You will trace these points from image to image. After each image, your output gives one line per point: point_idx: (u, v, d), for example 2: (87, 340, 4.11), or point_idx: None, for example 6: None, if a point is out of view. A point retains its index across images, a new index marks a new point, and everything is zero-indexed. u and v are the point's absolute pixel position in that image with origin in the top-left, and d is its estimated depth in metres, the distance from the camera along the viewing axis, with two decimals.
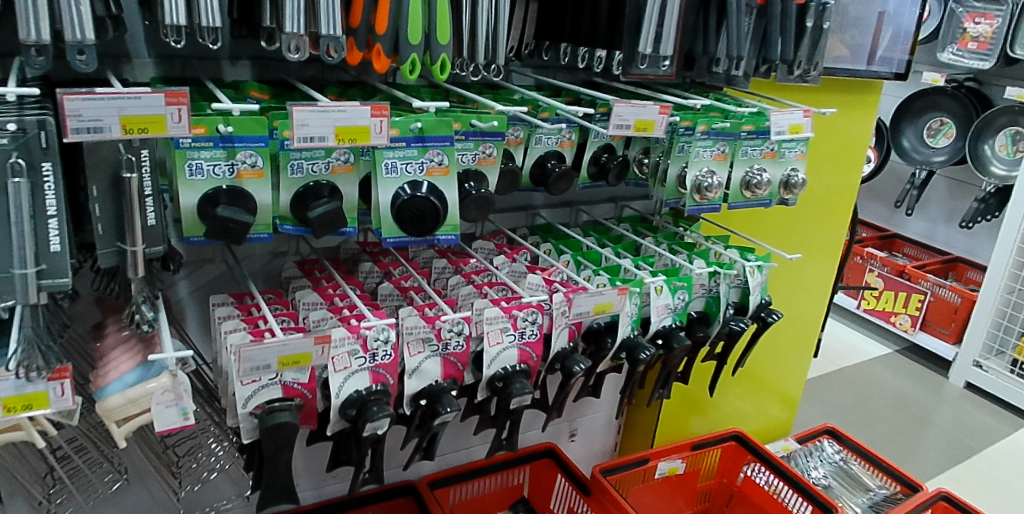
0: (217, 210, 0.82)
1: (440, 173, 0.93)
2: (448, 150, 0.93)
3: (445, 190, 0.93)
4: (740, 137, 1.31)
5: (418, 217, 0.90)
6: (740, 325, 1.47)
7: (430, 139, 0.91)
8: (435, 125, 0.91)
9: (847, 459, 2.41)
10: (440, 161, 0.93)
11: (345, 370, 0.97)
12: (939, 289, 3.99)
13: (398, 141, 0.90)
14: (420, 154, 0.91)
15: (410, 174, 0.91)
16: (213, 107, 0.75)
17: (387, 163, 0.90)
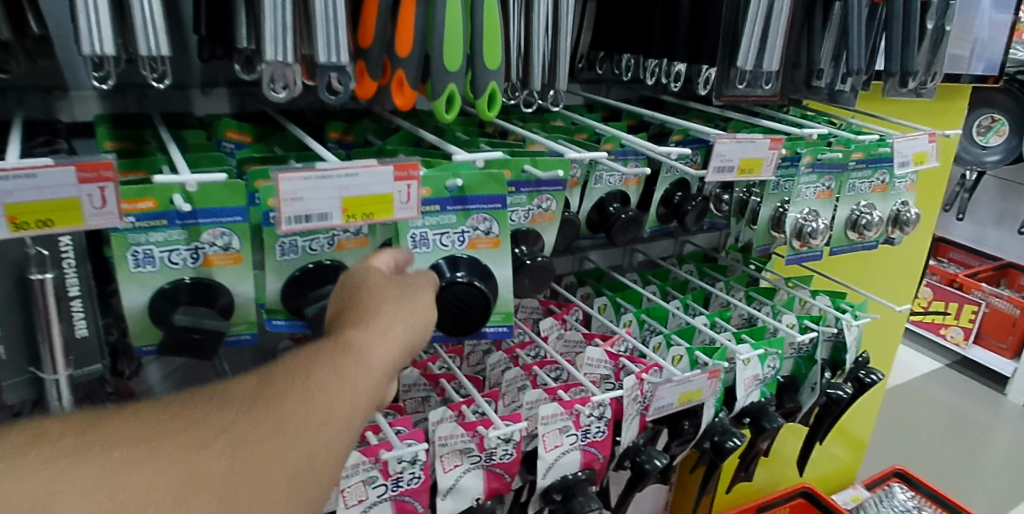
0: (174, 315, 0.57)
1: (489, 245, 0.68)
2: (497, 215, 0.68)
3: (495, 268, 0.68)
4: (848, 168, 1.04)
5: (460, 307, 0.65)
6: (839, 392, 1.20)
7: (473, 201, 0.66)
8: (480, 182, 0.66)
9: (922, 506, 1.82)
10: (490, 230, 0.68)
11: (359, 502, 0.73)
12: (993, 297, 3.13)
13: (430, 204, 0.65)
14: (460, 221, 0.67)
15: (446, 247, 0.67)
16: (156, 181, 0.51)
17: (413, 234, 0.65)
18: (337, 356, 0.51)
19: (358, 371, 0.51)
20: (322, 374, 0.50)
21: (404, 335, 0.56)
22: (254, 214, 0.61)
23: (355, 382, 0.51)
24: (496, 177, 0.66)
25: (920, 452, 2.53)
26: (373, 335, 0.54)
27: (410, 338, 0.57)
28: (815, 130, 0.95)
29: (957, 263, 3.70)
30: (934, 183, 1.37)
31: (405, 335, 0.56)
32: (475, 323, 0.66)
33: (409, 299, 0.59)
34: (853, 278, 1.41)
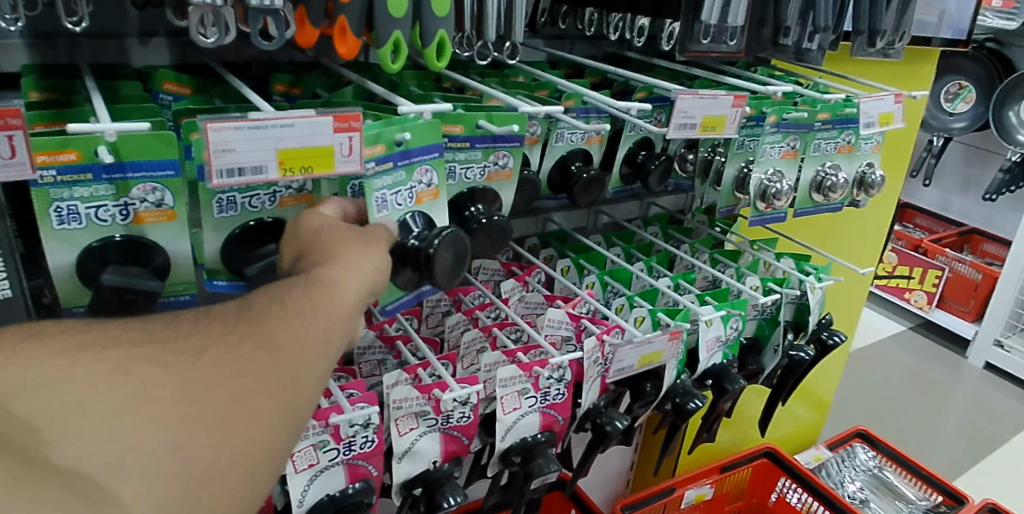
0: (103, 275, 0.54)
1: (433, 195, 0.67)
2: (438, 163, 0.67)
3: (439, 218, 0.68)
4: (814, 128, 1.03)
5: (445, 254, 0.64)
6: (801, 354, 1.20)
7: (420, 152, 0.65)
8: (423, 132, 0.64)
9: (883, 466, 1.87)
10: (430, 181, 0.67)
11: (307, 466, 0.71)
12: (957, 263, 3.20)
13: (381, 161, 0.62)
14: (409, 175, 0.65)
15: (400, 207, 0.64)
16: (71, 128, 0.48)
17: (377, 196, 0.62)
18: (310, 291, 0.52)
19: (336, 299, 0.53)
20: (297, 309, 0.51)
21: (375, 270, 0.58)
22: (188, 167, 0.58)
23: (330, 311, 0.52)
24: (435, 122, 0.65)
25: (881, 412, 2.59)
26: (342, 268, 0.55)
27: (380, 274, 0.58)
28: (779, 88, 0.94)
29: (922, 228, 3.76)
30: (898, 144, 1.37)
31: (373, 271, 0.57)
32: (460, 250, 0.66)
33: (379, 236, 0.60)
34: (820, 240, 1.42)
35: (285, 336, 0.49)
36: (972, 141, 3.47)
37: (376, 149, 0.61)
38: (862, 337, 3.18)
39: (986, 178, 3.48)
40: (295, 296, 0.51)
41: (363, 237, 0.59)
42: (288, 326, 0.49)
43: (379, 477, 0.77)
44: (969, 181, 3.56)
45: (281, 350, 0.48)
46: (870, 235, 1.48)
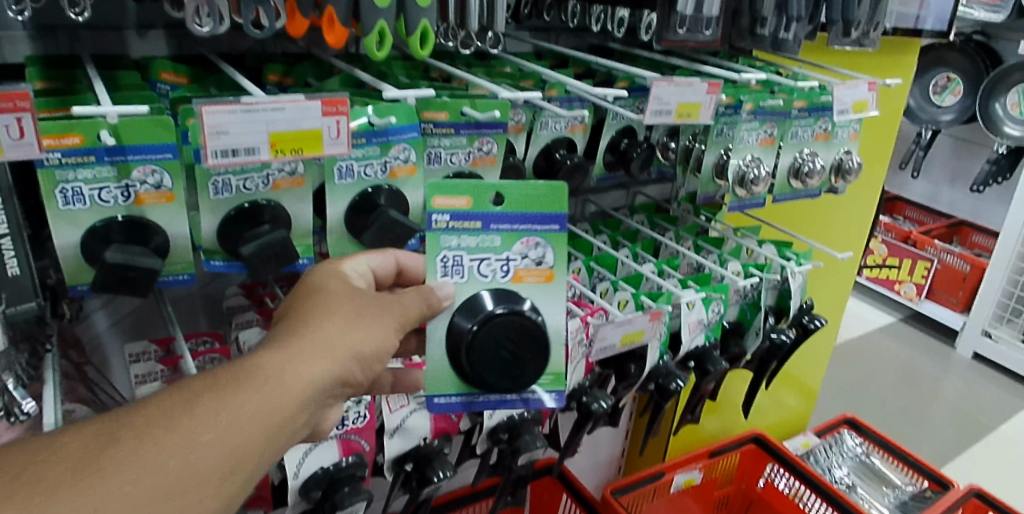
0: (107, 253, 0.57)
1: (542, 279, 0.64)
2: (556, 239, 0.63)
3: (544, 303, 0.64)
4: (791, 116, 1.07)
5: (516, 348, 0.62)
6: (782, 337, 1.24)
7: (524, 222, 0.63)
8: (528, 200, 0.62)
9: (870, 452, 1.88)
10: (546, 263, 0.64)
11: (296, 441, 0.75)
12: (946, 254, 3.24)
13: (464, 219, 0.62)
14: (510, 244, 0.63)
15: (489, 277, 0.63)
16: (76, 111, 0.52)
17: (450, 257, 0.62)
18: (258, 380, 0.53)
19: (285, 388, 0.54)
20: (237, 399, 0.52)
21: (357, 353, 0.57)
22: (186, 152, 0.61)
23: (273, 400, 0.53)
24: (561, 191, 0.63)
25: (869, 403, 2.62)
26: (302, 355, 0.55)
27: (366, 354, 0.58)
28: (754, 76, 0.98)
29: (912, 220, 3.79)
30: (879, 134, 1.41)
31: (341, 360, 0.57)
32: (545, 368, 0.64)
33: (378, 309, 0.59)
34: (802, 228, 1.45)
35: (226, 414, 0.51)
36: (960, 133, 3.51)
37: (461, 201, 0.61)
38: (852, 328, 3.22)
39: (974, 169, 3.52)
40: (256, 376, 0.54)
41: (355, 311, 0.59)
42: (233, 404, 0.52)
43: (370, 452, 0.81)
44: (957, 173, 3.60)
45: (214, 427, 0.50)
46: (853, 225, 1.51)
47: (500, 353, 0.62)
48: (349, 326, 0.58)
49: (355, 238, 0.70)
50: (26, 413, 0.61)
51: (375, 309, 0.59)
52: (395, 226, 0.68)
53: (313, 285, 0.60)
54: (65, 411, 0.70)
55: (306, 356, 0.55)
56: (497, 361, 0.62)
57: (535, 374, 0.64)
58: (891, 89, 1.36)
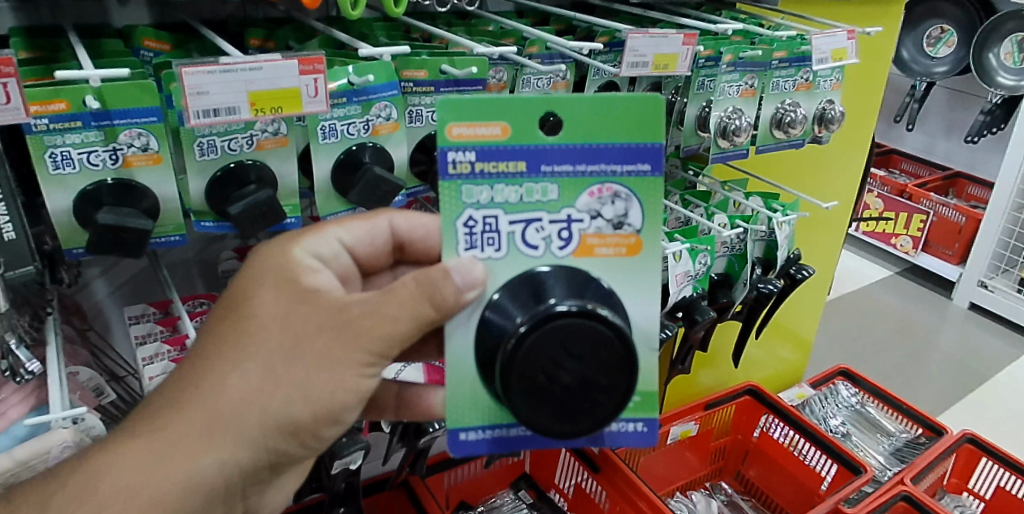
0: (98, 215, 0.59)
1: (624, 250, 0.54)
2: (638, 184, 0.53)
3: (621, 278, 0.54)
4: (771, 67, 1.08)
5: (575, 366, 0.49)
6: (770, 287, 1.26)
7: (593, 164, 0.53)
8: (596, 125, 0.52)
9: (865, 402, 1.85)
10: (627, 224, 0.54)
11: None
12: (942, 207, 3.24)
13: (502, 156, 0.52)
14: (575, 196, 0.53)
15: (546, 245, 0.53)
16: (58, 75, 0.53)
17: (489, 220, 0.53)
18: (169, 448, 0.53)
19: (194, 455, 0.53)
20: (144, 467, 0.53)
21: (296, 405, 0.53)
22: (170, 115, 0.63)
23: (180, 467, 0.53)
24: (657, 107, 0.52)
25: (865, 354, 2.65)
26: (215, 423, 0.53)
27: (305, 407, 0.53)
28: (731, 27, 0.99)
29: (908, 173, 3.78)
30: (862, 82, 1.42)
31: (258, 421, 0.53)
32: (619, 396, 0.51)
33: (328, 344, 0.52)
34: (789, 179, 1.46)
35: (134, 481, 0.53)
36: (955, 84, 3.49)
37: (497, 131, 0.52)
38: (849, 281, 3.24)
39: (969, 120, 3.50)
40: (185, 420, 0.53)
41: (301, 345, 0.53)
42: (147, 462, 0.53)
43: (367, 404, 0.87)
44: (952, 125, 3.58)
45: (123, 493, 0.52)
46: (840, 175, 1.53)
47: (549, 379, 0.49)
48: (287, 364, 0.53)
49: (341, 196, 0.72)
50: (31, 373, 0.64)
51: (328, 338, 0.53)
52: (380, 184, 0.69)
53: (268, 287, 0.54)
54: (70, 373, 0.73)
55: (237, 399, 0.53)
56: (550, 391, 0.50)
57: (606, 409, 0.50)
58: (873, 37, 1.36)
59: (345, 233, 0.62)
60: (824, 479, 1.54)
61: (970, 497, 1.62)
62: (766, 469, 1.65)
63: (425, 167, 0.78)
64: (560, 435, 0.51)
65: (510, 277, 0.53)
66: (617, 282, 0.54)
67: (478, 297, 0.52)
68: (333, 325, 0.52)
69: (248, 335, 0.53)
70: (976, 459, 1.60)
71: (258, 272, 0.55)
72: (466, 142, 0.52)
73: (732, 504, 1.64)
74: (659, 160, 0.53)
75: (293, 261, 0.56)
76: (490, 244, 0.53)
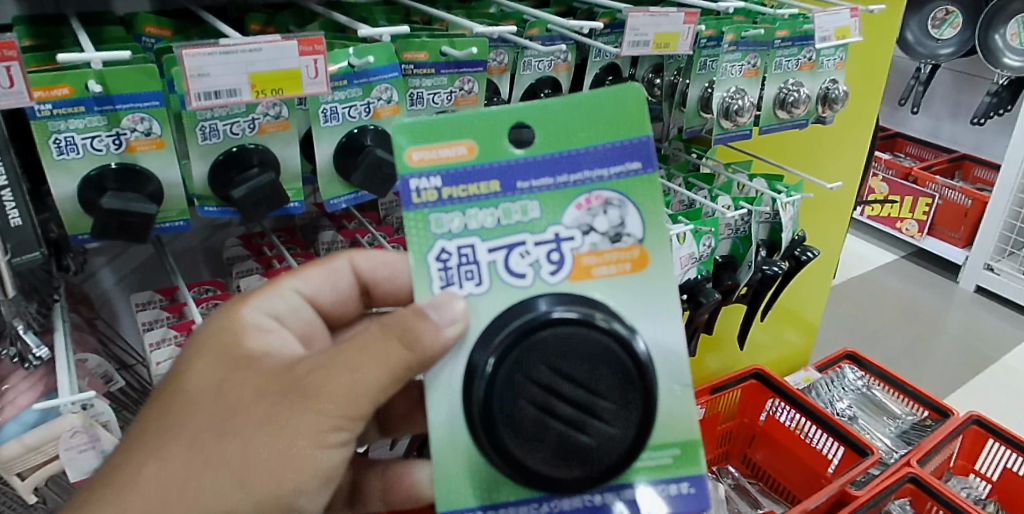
0: (103, 199, 0.59)
1: (627, 265, 0.53)
2: (627, 185, 0.53)
3: (624, 296, 0.53)
4: (773, 46, 1.07)
5: (572, 387, 0.52)
6: (775, 269, 1.24)
7: (574, 173, 0.52)
8: (566, 131, 0.52)
9: (871, 385, 1.84)
10: (624, 235, 0.53)
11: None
12: (947, 190, 3.22)
13: (471, 178, 0.52)
14: (560, 212, 0.53)
15: (534, 266, 0.53)
16: (60, 58, 0.53)
17: (466, 250, 0.52)
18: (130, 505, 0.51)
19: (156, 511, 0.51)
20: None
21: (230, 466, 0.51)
22: (172, 100, 0.63)
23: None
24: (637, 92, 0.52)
25: (870, 338, 2.64)
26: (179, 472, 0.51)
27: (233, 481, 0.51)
28: (732, 6, 0.99)
29: (913, 157, 3.76)
30: (864, 62, 1.41)
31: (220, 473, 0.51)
32: (630, 421, 0.53)
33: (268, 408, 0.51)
34: (792, 160, 1.46)
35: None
36: (960, 66, 3.47)
37: (463, 151, 0.52)
38: (854, 265, 3.23)
39: (974, 102, 3.47)
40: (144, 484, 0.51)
41: (239, 414, 0.51)
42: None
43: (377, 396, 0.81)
44: (958, 108, 3.55)
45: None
46: (843, 156, 1.52)
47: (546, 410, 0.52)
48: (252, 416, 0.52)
49: (344, 179, 0.72)
50: (40, 359, 0.65)
51: (272, 402, 0.51)
52: (382, 166, 0.70)
53: (206, 359, 0.55)
54: (78, 360, 0.73)
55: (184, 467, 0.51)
56: (549, 421, 0.52)
57: (615, 438, 0.53)
58: (876, 15, 1.35)
59: (304, 284, 0.67)
60: (831, 461, 1.53)
61: (977, 479, 1.62)
62: (773, 453, 1.64)
63: None
64: (565, 479, 0.53)
65: (500, 309, 0.53)
66: (625, 301, 0.53)
67: (460, 333, 0.51)
68: (275, 388, 0.52)
69: (178, 411, 0.53)
70: (983, 442, 1.60)
71: (201, 342, 0.57)
72: (430, 167, 0.52)
73: (738, 487, 1.64)
74: (647, 156, 0.52)
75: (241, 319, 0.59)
76: (470, 278, 0.53)
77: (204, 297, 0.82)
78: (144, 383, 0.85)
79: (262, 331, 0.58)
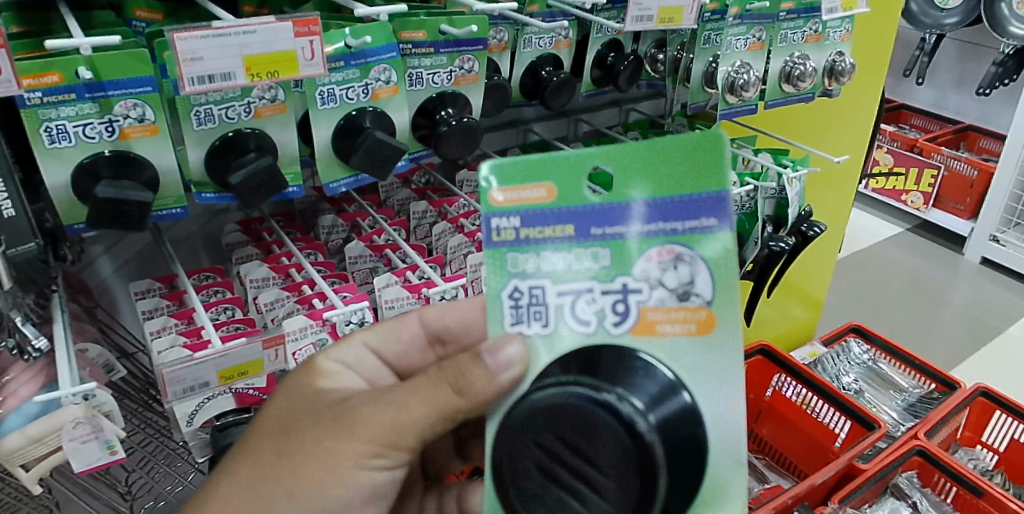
0: (97, 189, 0.58)
1: (692, 325, 0.47)
2: (705, 242, 0.46)
3: (686, 360, 0.48)
4: (779, 18, 1.05)
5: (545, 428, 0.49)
6: (781, 245, 1.23)
7: (650, 225, 0.47)
8: (656, 181, 0.46)
9: (877, 358, 1.82)
10: (693, 294, 0.47)
11: (192, 383, 0.67)
12: (953, 160, 3.18)
13: (549, 219, 0.47)
14: (630, 263, 0.47)
15: (599, 315, 0.48)
16: (47, 45, 0.52)
17: (526, 293, 0.48)
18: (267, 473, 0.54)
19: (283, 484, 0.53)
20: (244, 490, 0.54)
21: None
22: (166, 86, 0.62)
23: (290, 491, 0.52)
24: (713, 145, 0.45)
25: (876, 311, 2.63)
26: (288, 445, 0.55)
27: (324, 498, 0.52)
28: None
29: (918, 129, 3.71)
30: (871, 33, 1.39)
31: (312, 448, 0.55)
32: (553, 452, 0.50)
33: (321, 434, 0.52)
34: (798, 134, 1.44)
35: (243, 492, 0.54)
36: (965, 36, 3.42)
37: (543, 193, 0.47)
38: (858, 239, 3.21)
39: (980, 72, 3.42)
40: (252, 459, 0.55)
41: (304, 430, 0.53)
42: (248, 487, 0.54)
43: None
44: (963, 78, 3.51)
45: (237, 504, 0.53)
46: (849, 130, 1.50)
47: (547, 475, 0.49)
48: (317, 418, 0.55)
49: (343, 162, 0.71)
50: (39, 350, 0.63)
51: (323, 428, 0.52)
52: (382, 148, 0.68)
53: (283, 397, 0.57)
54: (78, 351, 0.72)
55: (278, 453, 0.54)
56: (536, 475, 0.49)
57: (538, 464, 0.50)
58: None
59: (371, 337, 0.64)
60: (838, 435, 1.51)
61: (984, 450, 1.62)
62: (780, 427, 1.64)
63: (427, 131, 0.76)
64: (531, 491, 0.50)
65: (560, 352, 0.48)
66: (679, 363, 0.48)
67: (517, 378, 0.48)
68: (329, 416, 0.53)
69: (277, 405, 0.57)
70: (990, 414, 1.59)
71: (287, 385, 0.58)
72: (511, 206, 0.47)
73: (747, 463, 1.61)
74: (727, 216, 0.46)
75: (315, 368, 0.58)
76: (538, 318, 0.48)
77: (204, 284, 0.81)
78: (147, 371, 0.84)
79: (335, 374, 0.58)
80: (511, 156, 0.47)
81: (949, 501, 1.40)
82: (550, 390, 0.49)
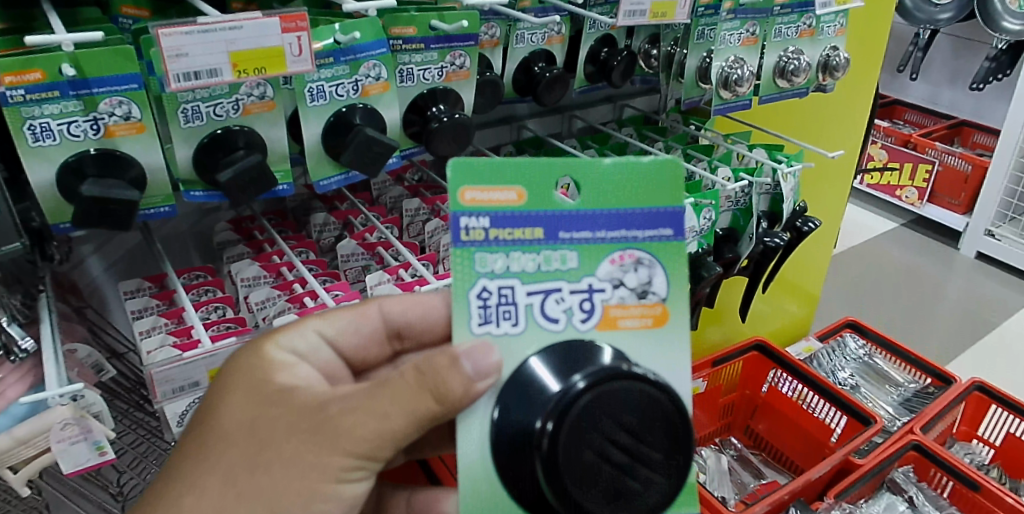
0: (82, 187, 0.57)
1: (649, 320, 0.51)
2: (662, 249, 0.51)
3: (648, 353, 0.51)
4: (772, 13, 1.04)
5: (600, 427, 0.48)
6: (776, 240, 1.20)
7: (612, 229, 0.51)
8: (615, 193, 0.51)
9: (873, 353, 1.83)
10: (651, 292, 0.51)
11: (182, 383, 0.66)
12: (947, 155, 3.19)
13: (518, 222, 0.50)
14: (595, 264, 0.51)
15: (565, 316, 0.51)
16: (28, 41, 0.51)
17: (495, 296, 0.50)
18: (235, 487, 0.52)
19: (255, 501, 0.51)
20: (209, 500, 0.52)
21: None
22: (152, 83, 0.61)
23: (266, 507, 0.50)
24: (670, 168, 0.52)
25: (871, 306, 2.63)
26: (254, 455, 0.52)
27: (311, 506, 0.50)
28: None
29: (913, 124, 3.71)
30: (865, 29, 1.38)
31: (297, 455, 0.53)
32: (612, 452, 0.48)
33: (299, 447, 0.50)
34: (792, 130, 1.44)
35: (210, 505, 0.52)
36: (959, 31, 3.42)
37: (511, 196, 0.50)
38: (854, 234, 3.21)
39: (974, 67, 3.43)
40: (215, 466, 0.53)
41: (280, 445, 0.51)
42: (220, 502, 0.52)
43: None
44: (957, 74, 3.51)
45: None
46: (843, 125, 1.50)
47: (601, 456, 0.47)
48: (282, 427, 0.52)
49: (333, 160, 0.70)
50: (26, 351, 0.63)
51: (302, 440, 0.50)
52: (372, 145, 0.67)
53: (239, 393, 0.54)
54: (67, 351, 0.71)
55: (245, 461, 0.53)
56: (598, 470, 0.47)
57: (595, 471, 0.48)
58: None
59: (328, 326, 0.62)
60: (834, 430, 1.52)
61: (979, 444, 1.62)
62: (775, 422, 1.64)
63: (419, 128, 0.75)
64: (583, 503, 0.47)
65: (532, 351, 0.50)
66: (642, 355, 0.51)
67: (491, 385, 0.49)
68: (307, 427, 0.50)
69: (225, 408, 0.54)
70: (985, 409, 1.59)
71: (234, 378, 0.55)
72: (479, 207, 0.50)
73: (741, 457, 1.63)
74: (679, 224, 0.51)
75: (265, 358, 0.55)
76: (507, 318, 0.50)
77: (194, 283, 0.80)
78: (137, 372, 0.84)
79: (290, 366, 0.56)
80: (478, 160, 0.49)
81: (945, 496, 1.40)
82: (614, 387, 0.47)
